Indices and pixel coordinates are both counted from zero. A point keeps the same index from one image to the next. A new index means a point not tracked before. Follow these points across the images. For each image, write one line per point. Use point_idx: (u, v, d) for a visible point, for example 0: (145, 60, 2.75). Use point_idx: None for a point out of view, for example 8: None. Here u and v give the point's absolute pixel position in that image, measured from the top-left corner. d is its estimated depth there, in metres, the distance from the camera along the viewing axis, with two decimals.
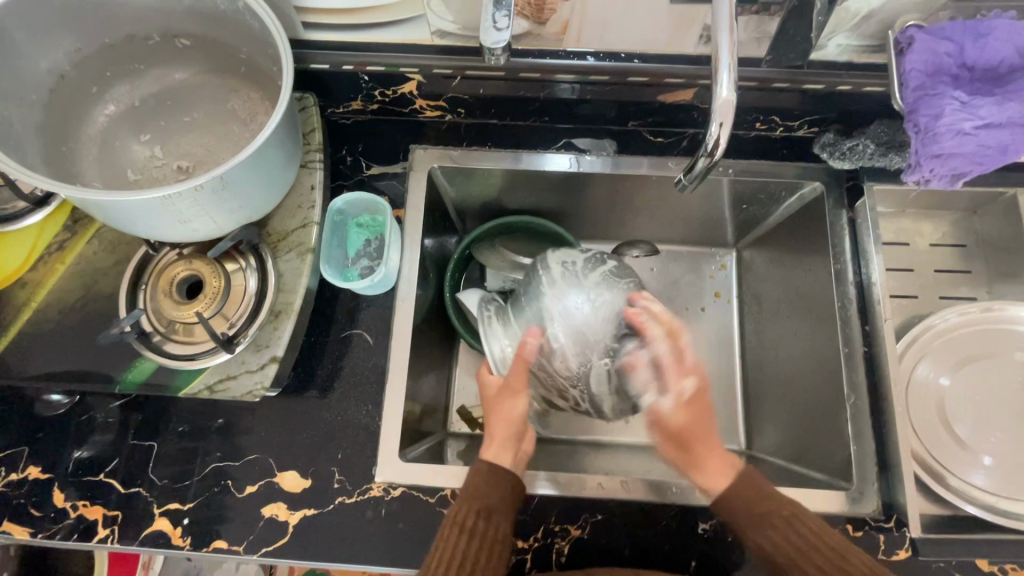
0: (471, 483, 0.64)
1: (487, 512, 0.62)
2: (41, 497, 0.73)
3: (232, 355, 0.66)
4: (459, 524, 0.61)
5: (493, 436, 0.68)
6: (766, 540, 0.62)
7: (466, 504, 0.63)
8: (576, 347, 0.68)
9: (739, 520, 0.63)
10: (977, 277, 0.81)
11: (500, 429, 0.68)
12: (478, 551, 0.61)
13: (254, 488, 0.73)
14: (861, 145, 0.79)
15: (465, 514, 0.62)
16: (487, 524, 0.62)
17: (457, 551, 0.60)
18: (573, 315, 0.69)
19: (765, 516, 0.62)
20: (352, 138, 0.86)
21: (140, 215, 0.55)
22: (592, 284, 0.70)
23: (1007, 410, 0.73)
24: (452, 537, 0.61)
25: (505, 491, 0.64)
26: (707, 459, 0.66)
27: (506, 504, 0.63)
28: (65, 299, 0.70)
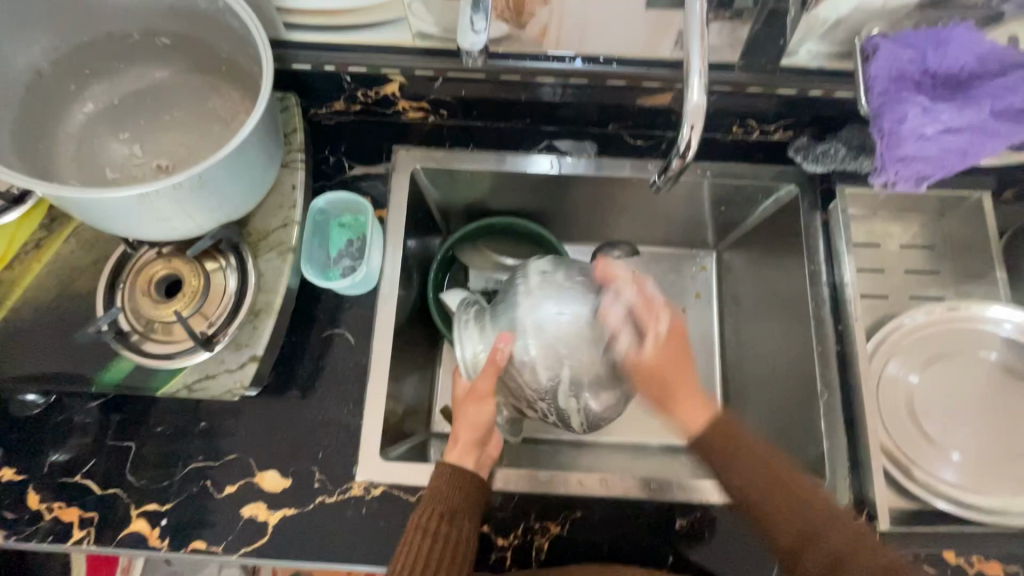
0: (433, 485, 0.65)
1: (451, 512, 0.63)
2: (15, 499, 0.72)
3: (212, 354, 0.66)
4: (422, 526, 0.62)
5: (458, 440, 0.68)
6: (733, 478, 0.64)
7: (429, 505, 0.64)
8: (548, 360, 0.66)
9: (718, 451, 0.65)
10: (945, 278, 0.83)
11: (466, 433, 0.68)
12: (443, 551, 0.61)
13: (233, 489, 0.73)
14: (833, 149, 0.82)
15: (429, 515, 0.63)
16: (452, 524, 0.63)
17: (421, 552, 0.61)
18: (544, 322, 0.66)
19: (750, 459, 0.65)
20: (335, 139, 0.86)
21: (116, 213, 0.55)
22: (570, 297, 0.68)
23: (974, 406, 0.75)
24: (416, 537, 0.62)
25: (469, 491, 0.65)
26: (685, 406, 0.67)
27: (469, 505, 0.65)
28: (41, 298, 0.69)
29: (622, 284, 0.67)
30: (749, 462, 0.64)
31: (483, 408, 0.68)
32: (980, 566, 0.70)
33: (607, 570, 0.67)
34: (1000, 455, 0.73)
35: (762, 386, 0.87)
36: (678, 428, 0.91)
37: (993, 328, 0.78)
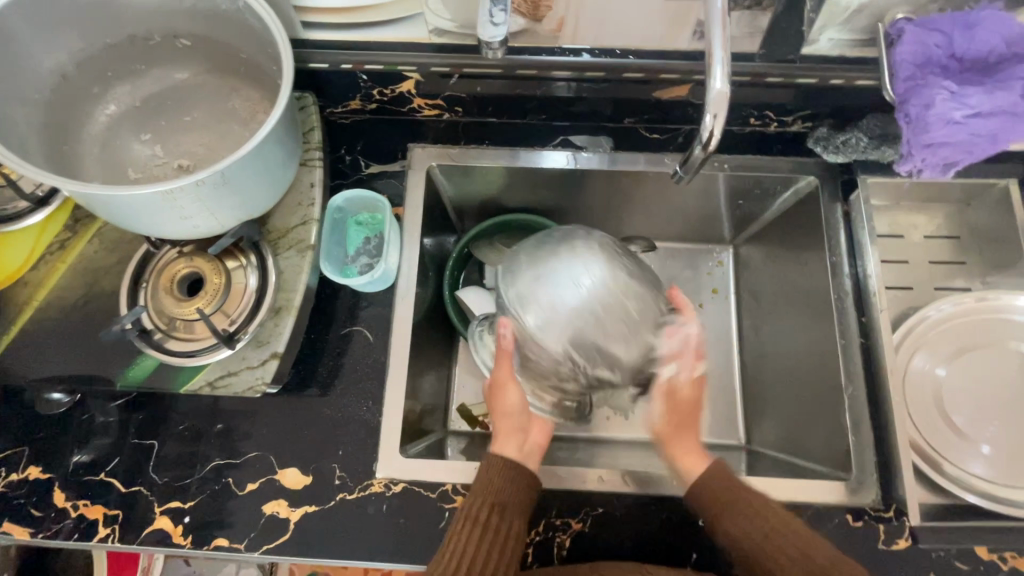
0: (485, 478, 0.64)
1: (501, 508, 0.62)
2: (40, 497, 0.73)
3: (234, 351, 0.67)
4: (473, 518, 0.62)
5: (498, 430, 0.69)
6: (736, 527, 0.63)
7: (481, 498, 0.63)
8: (569, 326, 0.64)
9: (720, 497, 0.65)
10: (971, 269, 0.82)
11: (503, 419, 0.69)
12: (492, 546, 0.61)
13: (254, 486, 0.73)
14: (854, 138, 0.81)
15: (479, 506, 0.62)
16: (501, 520, 0.62)
17: (471, 544, 0.60)
18: (562, 295, 0.64)
19: (762, 515, 0.63)
20: (351, 138, 0.87)
21: (141, 210, 0.56)
22: (589, 270, 0.64)
23: (1005, 400, 0.74)
24: (466, 528, 0.61)
25: (521, 488, 0.64)
26: (686, 449, 0.70)
27: (519, 502, 0.64)
28: (66, 297, 0.70)
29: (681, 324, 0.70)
30: (748, 513, 0.63)
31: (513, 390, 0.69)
32: (1015, 562, 0.68)
33: (631, 565, 0.66)
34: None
35: (784, 381, 0.86)
36: (697, 423, 0.90)
37: (1023, 319, 0.76)
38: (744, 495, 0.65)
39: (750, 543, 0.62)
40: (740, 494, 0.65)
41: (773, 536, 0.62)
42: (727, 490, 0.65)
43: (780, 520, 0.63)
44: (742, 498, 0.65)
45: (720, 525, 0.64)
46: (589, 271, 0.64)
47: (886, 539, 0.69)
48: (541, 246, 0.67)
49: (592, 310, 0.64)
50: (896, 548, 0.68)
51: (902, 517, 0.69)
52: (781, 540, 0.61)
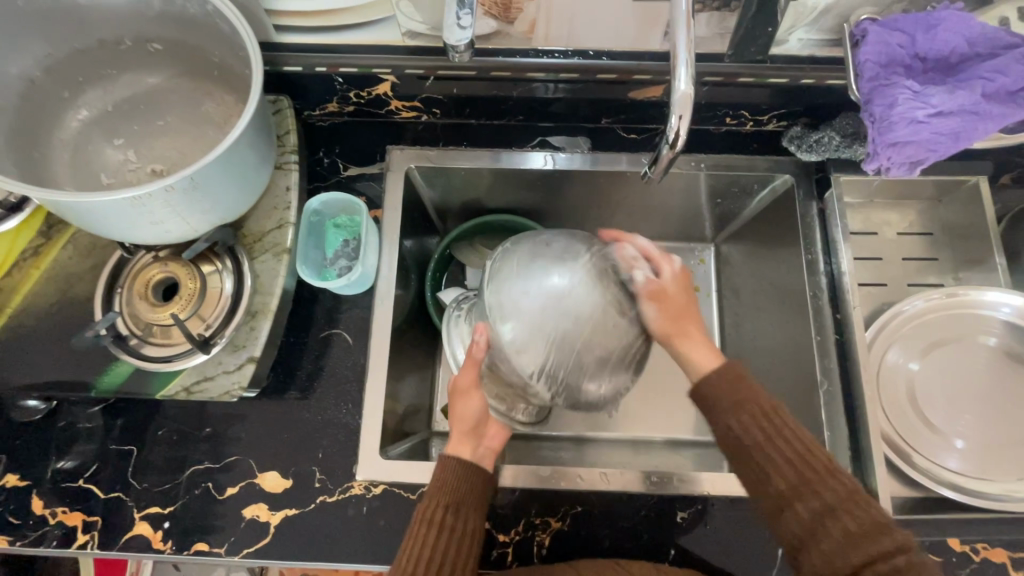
0: (440, 479, 0.65)
1: (457, 506, 0.63)
2: (19, 504, 0.73)
3: (209, 356, 0.67)
4: (428, 520, 0.62)
5: (456, 434, 0.68)
6: (729, 425, 0.61)
7: (436, 499, 0.63)
8: (545, 339, 0.58)
9: (713, 403, 0.63)
10: (944, 265, 0.83)
11: (461, 424, 0.68)
12: (450, 546, 0.61)
13: (234, 490, 0.73)
14: (827, 137, 0.80)
15: (434, 508, 0.63)
16: (457, 517, 0.62)
17: (427, 544, 0.61)
18: (529, 305, 0.58)
19: (736, 406, 0.61)
20: (329, 141, 0.87)
21: (111, 217, 0.56)
22: (559, 271, 0.59)
23: (975, 393, 0.75)
24: (422, 530, 0.61)
25: (477, 488, 0.65)
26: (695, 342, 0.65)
27: (475, 500, 0.64)
28: (41, 304, 0.70)
29: (631, 246, 0.65)
30: (738, 420, 0.61)
31: (473, 397, 0.67)
32: (986, 553, 0.69)
33: (611, 562, 0.67)
34: (1003, 442, 0.73)
35: (763, 377, 0.87)
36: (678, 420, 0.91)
37: (992, 314, 0.77)
38: (749, 407, 0.61)
39: (739, 435, 0.60)
40: (742, 407, 0.61)
41: (766, 441, 0.59)
42: (734, 399, 0.62)
43: (777, 428, 0.60)
44: (732, 417, 0.61)
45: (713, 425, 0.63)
46: (560, 272, 0.59)
47: None
48: (509, 248, 0.63)
49: (569, 319, 0.57)
50: None
51: None
52: (765, 446, 0.59)
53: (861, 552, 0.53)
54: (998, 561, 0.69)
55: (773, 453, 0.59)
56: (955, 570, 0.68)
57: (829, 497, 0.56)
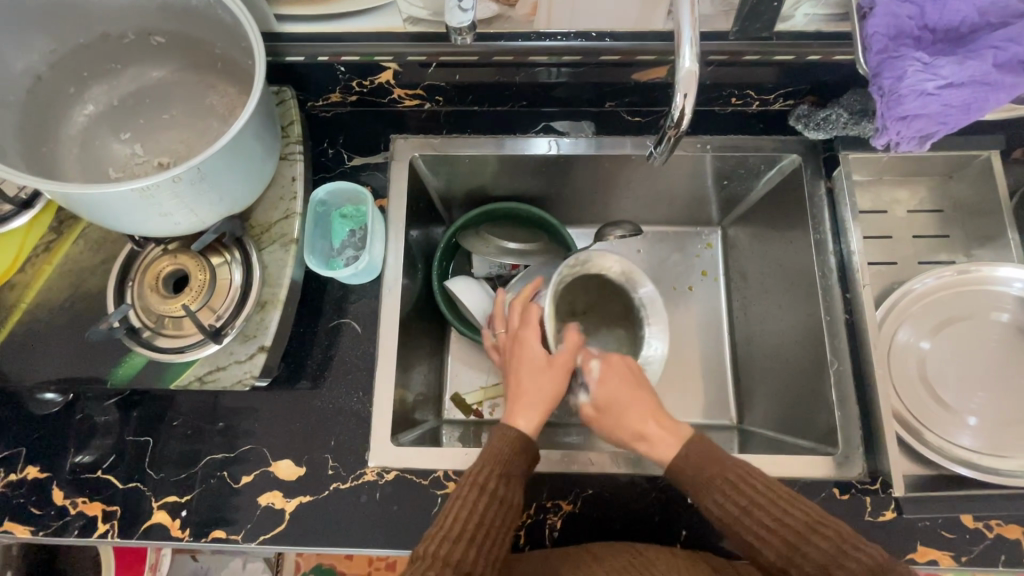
0: (496, 445, 0.64)
1: (507, 478, 0.63)
2: (40, 496, 0.74)
3: (221, 346, 0.67)
4: (479, 484, 0.62)
5: (512, 404, 0.67)
6: (712, 502, 0.62)
7: (489, 466, 0.63)
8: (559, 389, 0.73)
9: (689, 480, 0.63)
10: (955, 242, 0.82)
11: (522, 379, 0.68)
12: (495, 514, 0.61)
13: (249, 478, 0.74)
14: (834, 115, 0.81)
15: (487, 475, 0.62)
16: (507, 489, 0.62)
17: (476, 509, 0.61)
18: None
19: (717, 481, 0.62)
20: (333, 131, 0.87)
21: (119, 209, 0.56)
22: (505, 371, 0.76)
23: (989, 370, 0.74)
24: (474, 494, 0.61)
25: (525, 462, 0.65)
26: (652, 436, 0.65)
27: (522, 475, 0.65)
28: (55, 298, 0.70)
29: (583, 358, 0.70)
30: (721, 490, 0.62)
31: (536, 347, 0.69)
32: (1000, 529, 0.69)
33: (623, 546, 0.67)
34: (1017, 418, 0.72)
35: (771, 359, 0.87)
36: (687, 404, 0.92)
37: (1004, 289, 0.76)
38: (719, 473, 0.62)
39: (723, 511, 0.61)
40: (716, 467, 0.63)
41: (742, 502, 0.61)
42: (708, 462, 0.63)
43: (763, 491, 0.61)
44: (716, 483, 0.62)
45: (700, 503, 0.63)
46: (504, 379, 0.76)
47: (872, 511, 0.70)
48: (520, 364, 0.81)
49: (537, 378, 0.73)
50: (882, 519, 0.70)
51: (888, 489, 0.70)
52: (748, 516, 0.60)
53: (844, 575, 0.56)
54: (1013, 537, 0.68)
55: (750, 521, 0.60)
56: (969, 547, 0.68)
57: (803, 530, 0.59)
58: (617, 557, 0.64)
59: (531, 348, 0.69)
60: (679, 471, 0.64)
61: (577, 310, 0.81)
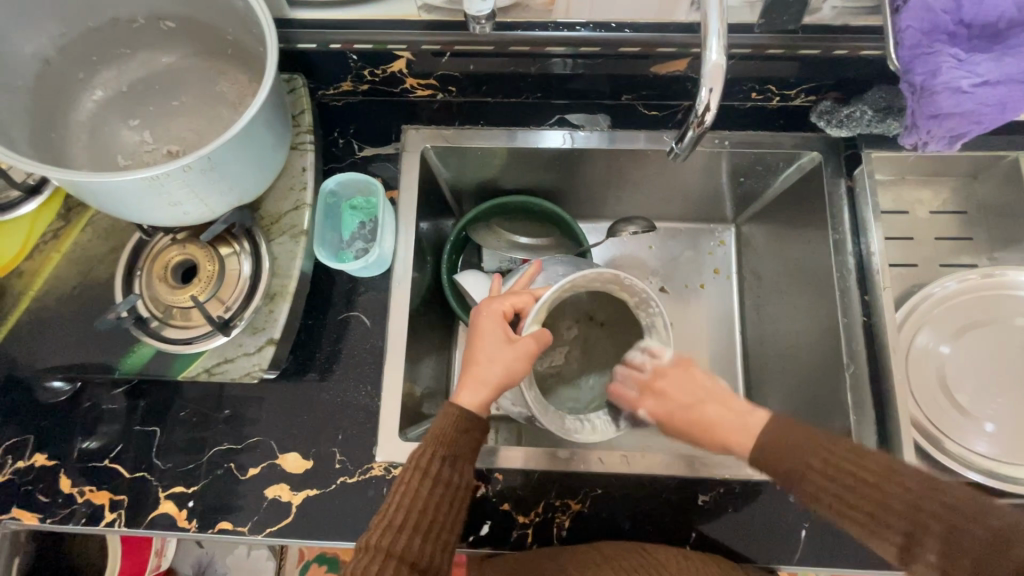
0: (438, 427, 0.64)
1: (453, 459, 0.62)
2: (47, 484, 0.74)
3: (229, 338, 0.66)
4: (421, 469, 0.61)
5: (462, 381, 0.68)
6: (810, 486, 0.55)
7: (431, 448, 0.62)
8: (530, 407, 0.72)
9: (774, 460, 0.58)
10: (978, 245, 0.80)
11: (477, 356, 0.68)
12: (440, 496, 0.60)
13: (256, 470, 0.74)
14: (858, 111, 0.79)
15: (429, 458, 0.61)
16: (452, 471, 0.62)
17: (418, 495, 0.60)
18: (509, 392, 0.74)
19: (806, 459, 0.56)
20: (344, 120, 0.85)
21: (128, 198, 0.54)
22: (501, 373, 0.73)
23: (1011, 378, 0.72)
24: (416, 481, 0.60)
25: (472, 439, 0.65)
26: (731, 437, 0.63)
27: (470, 453, 0.64)
28: (62, 286, 0.69)
29: (626, 387, 0.72)
30: (810, 479, 0.55)
31: (502, 327, 0.70)
32: None
33: (633, 546, 0.67)
34: None
35: (785, 360, 0.87)
36: None
37: None
38: (801, 461, 0.56)
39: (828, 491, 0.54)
40: (795, 454, 0.56)
41: (837, 491, 0.54)
42: (784, 449, 0.57)
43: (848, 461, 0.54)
44: (801, 472, 0.56)
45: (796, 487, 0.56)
46: None
47: None
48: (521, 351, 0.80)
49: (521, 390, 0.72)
50: None
51: None
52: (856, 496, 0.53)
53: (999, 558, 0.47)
54: None
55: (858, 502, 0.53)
56: None
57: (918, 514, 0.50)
58: (627, 558, 0.65)
59: (497, 325, 0.70)
60: (759, 459, 0.59)
61: (598, 320, 0.81)
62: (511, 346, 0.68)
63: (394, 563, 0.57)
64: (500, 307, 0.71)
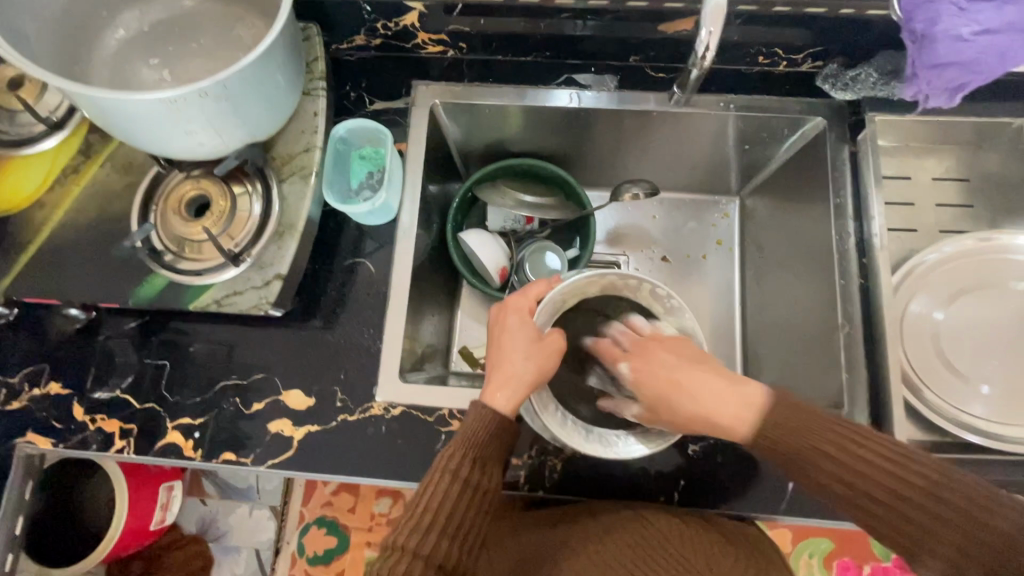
0: (470, 430, 0.63)
1: (482, 463, 0.62)
2: (61, 410, 0.77)
3: (238, 272, 0.69)
4: (451, 471, 0.61)
5: (491, 380, 0.67)
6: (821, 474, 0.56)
7: (460, 451, 0.62)
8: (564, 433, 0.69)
9: (778, 444, 0.58)
10: (979, 213, 0.80)
11: (507, 354, 0.68)
12: (468, 498, 0.61)
13: (261, 405, 0.76)
14: (864, 74, 0.79)
15: (460, 461, 0.62)
16: (481, 475, 0.62)
17: (446, 497, 0.60)
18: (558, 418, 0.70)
19: (825, 448, 0.56)
20: (356, 75, 0.87)
21: (145, 121, 0.56)
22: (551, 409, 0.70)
23: (1006, 341, 0.73)
24: (446, 482, 0.61)
25: (500, 443, 0.65)
26: (716, 409, 0.63)
27: (498, 458, 0.64)
28: (78, 218, 0.71)
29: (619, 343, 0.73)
30: (824, 468, 0.56)
31: (527, 324, 0.70)
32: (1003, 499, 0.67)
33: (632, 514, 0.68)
34: None
35: (783, 327, 0.88)
36: None
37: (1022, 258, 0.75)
38: (809, 446, 0.57)
39: (844, 478, 0.55)
40: (805, 439, 0.57)
41: (848, 477, 0.55)
42: (791, 433, 0.58)
43: (869, 448, 0.55)
44: (808, 457, 0.57)
45: (802, 476, 0.58)
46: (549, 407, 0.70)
47: None
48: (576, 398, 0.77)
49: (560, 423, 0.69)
50: None
51: None
52: (872, 485, 0.54)
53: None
54: None
55: (874, 492, 0.54)
56: None
57: (942, 507, 0.51)
58: (628, 533, 0.65)
59: (523, 325, 0.70)
60: (761, 443, 0.60)
61: None
62: (536, 345, 0.69)
63: (420, 565, 0.57)
64: (526, 303, 0.72)
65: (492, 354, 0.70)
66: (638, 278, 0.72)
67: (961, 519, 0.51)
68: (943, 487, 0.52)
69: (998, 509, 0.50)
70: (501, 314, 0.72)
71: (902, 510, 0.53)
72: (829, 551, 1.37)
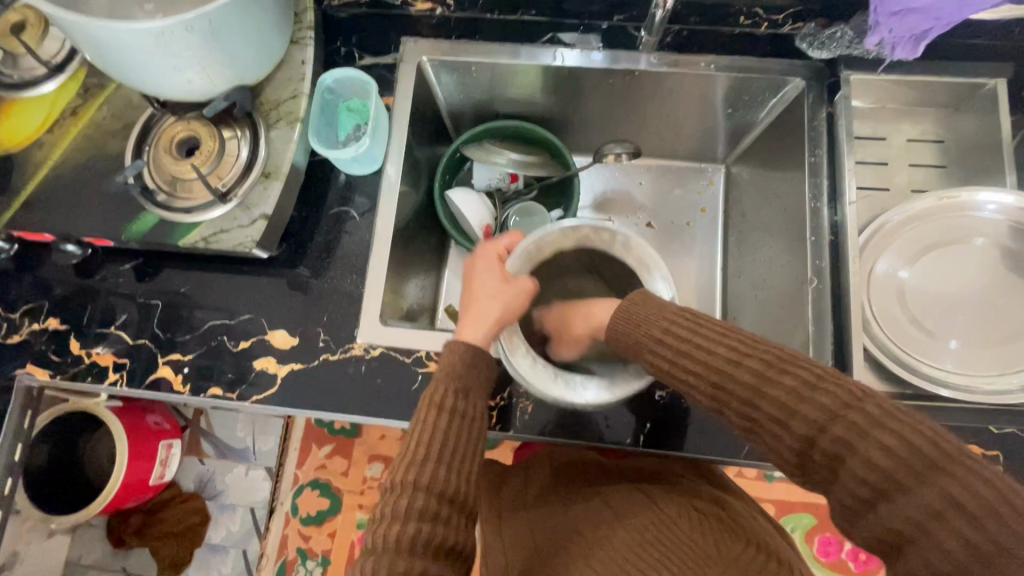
0: (449, 362, 0.65)
1: (465, 391, 0.64)
2: (58, 344, 0.81)
3: (225, 211, 0.72)
4: (437, 404, 0.62)
5: (464, 320, 0.70)
6: (676, 368, 0.61)
7: (443, 384, 0.64)
8: (543, 379, 0.70)
9: (635, 343, 0.64)
10: (951, 174, 0.82)
11: (476, 296, 0.72)
12: (460, 431, 0.62)
13: (247, 344, 0.79)
14: (839, 33, 0.82)
15: (442, 393, 0.63)
16: (465, 401, 0.63)
17: (438, 430, 0.61)
18: (532, 365, 0.71)
19: (677, 343, 0.61)
20: (346, 31, 0.89)
21: (135, 54, 0.60)
22: (525, 358, 0.71)
23: (971, 296, 0.75)
24: (433, 416, 0.61)
25: (481, 371, 0.66)
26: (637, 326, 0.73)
27: (481, 385, 0.66)
28: (75, 158, 0.75)
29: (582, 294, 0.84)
30: (677, 363, 0.61)
31: (498, 269, 0.75)
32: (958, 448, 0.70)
33: (639, 499, 0.73)
34: (999, 338, 0.73)
35: (759, 288, 0.90)
36: None
37: (989, 212, 0.76)
38: (645, 334, 0.63)
39: (695, 370, 0.59)
40: (639, 329, 0.64)
41: (677, 357, 0.61)
42: (633, 326, 0.65)
43: (710, 337, 0.59)
44: (646, 344, 0.63)
45: (665, 375, 0.62)
46: (522, 354, 0.71)
47: None
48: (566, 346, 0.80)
49: (538, 371, 0.70)
50: None
51: None
52: (718, 373, 0.57)
53: (861, 423, 0.50)
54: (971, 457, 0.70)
55: (719, 378, 0.57)
56: None
57: (756, 372, 0.55)
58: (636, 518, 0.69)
59: (491, 270, 0.75)
60: (622, 343, 0.66)
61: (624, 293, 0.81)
62: (503, 287, 0.73)
63: (423, 496, 0.57)
64: (496, 251, 0.77)
65: (466, 300, 0.73)
66: (612, 226, 0.74)
67: (775, 384, 0.54)
68: (753, 353, 0.56)
69: (814, 371, 0.54)
70: (473, 262, 0.77)
71: (724, 382, 0.57)
72: (812, 527, 1.32)
